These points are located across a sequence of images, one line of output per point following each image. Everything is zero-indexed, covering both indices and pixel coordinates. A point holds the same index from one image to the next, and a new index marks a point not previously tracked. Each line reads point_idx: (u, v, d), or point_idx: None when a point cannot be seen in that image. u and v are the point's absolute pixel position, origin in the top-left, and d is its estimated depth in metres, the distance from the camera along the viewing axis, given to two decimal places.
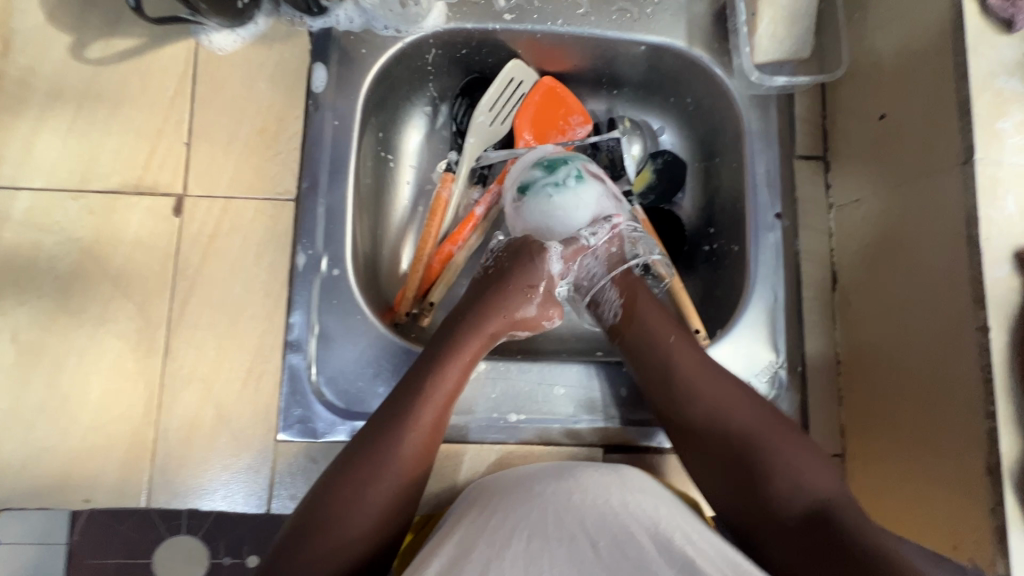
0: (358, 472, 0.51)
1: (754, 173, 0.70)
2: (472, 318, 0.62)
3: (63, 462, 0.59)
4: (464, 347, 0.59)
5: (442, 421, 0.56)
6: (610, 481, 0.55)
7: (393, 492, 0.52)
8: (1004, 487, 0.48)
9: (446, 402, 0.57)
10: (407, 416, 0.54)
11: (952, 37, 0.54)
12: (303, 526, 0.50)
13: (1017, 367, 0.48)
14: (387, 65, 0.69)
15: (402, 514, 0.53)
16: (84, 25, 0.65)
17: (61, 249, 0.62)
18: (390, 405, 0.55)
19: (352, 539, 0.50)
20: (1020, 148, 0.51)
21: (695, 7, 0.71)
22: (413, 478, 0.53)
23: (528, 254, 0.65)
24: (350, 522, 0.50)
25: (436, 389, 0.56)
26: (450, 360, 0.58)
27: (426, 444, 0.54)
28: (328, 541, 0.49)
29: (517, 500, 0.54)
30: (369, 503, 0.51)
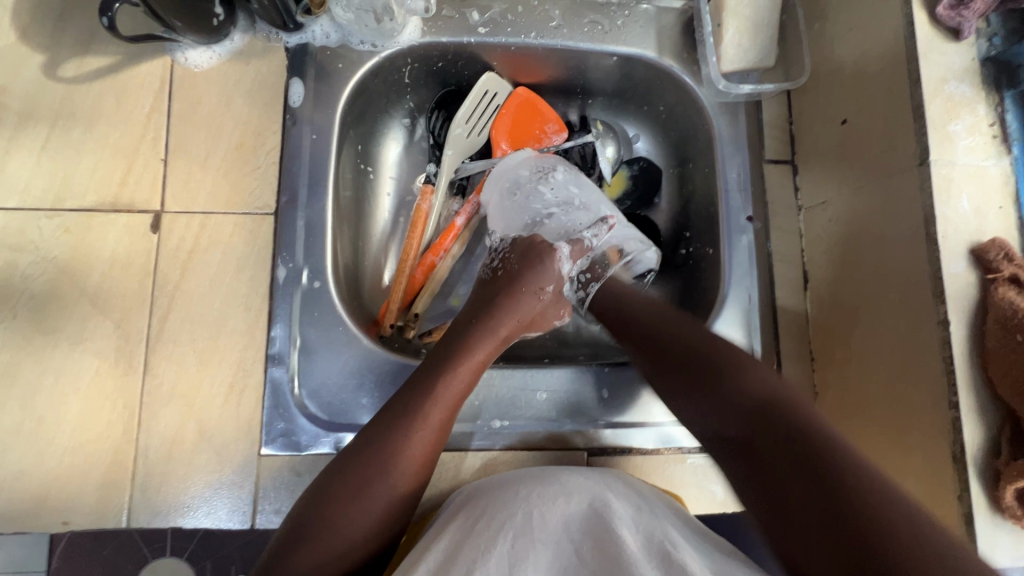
0: (350, 484, 0.51)
1: (725, 177, 0.72)
2: (479, 320, 0.61)
3: (40, 484, 0.58)
4: (472, 351, 0.59)
5: (446, 426, 0.56)
6: (590, 483, 0.56)
7: (390, 504, 0.52)
8: (969, 474, 0.49)
9: (450, 410, 0.56)
10: (408, 424, 0.53)
11: (905, 45, 0.56)
12: (287, 535, 0.50)
13: (977, 358, 0.50)
14: (364, 78, 0.70)
15: (396, 524, 0.53)
16: (57, 44, 0.65)
17: (35, 268, 0.61)
18: (390, 413, 0.54)
19: (340, 552, 0.50)
20: (971, 149, 0.54)
21: (664, 18, 0.73)
22: (409, 490, 0.53)
23: (529, 245, 0.66)
24: (342, 533, 0.50)
25: (439, 397, 0.55)
26: (458, 363, 0.57)
27: (429, 450, 0.54)
28: (313, 556, 0.49)
29: (500, 503, 0.54)
30: (362, 514, 0.51)
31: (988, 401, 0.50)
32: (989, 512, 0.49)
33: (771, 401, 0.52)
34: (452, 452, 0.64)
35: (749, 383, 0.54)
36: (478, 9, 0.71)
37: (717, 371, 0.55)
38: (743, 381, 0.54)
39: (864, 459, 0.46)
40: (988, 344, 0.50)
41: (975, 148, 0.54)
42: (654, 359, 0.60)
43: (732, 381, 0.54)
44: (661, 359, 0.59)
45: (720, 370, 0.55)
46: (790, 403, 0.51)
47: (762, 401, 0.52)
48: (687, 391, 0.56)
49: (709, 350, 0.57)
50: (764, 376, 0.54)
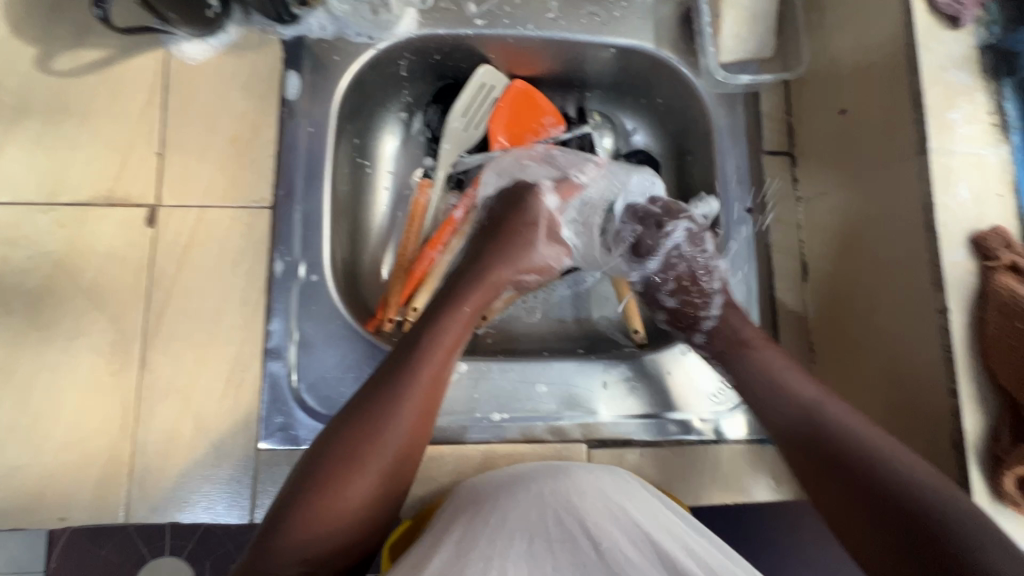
0: (362, 426, 0.52)
1: (724, 169, 0.72)
2: (476, 268, 0.65)
3: (37, 481, 0.57)
4: (469, 294, 0.62)
5: (442, 377, 0.57)
6: (601, 480, 0.56)
7: (402, 442, 0.53)
8: (970, 462, 0.49)
9: (455, 350, 0.59)
10: (414, 361, 0.56)
11: (903, 34, 0.56)
12: (298, 489, 0.50)
13: (977, 345, 0.50)
14: (361, 71, 0.69)
15: (409, 466, 0.54)
16: (50, 37, 0.65)
17: (30, 263, 0.61)
18: (395, 355, 0.57)
19: (358, 491, 0.51)
20: (970, 137, 0.54)
21: (661, 9, 0.73)
22: (419, 428, 0.55)
23: (519, 197, 0.71)
24: (359, 471, 0.51)
25: (443, 336, 0.58)
26: (447, 315, 0.60)
27: (436, 388, 0.56)
28: (330, 499, 0.50)
29: (509, 501, 0.55)
30: (376, 452, 0.52)
31: (988, 388, 0.50)
32: (989, 499, 0.49)
33: (877, 458, 0.51)
34: (453, 446, 0.63)
35: (855, 436, 0.54)
36: (475, 1, 0.71)
37: (820, 426, 0.56)
38: (834, 432, 0.55)
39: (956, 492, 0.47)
40: (987, 332, 0.50)
41: (974, 136, 0.54)
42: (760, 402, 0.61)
43: (833, 429, 0.55)
44: (764, 403, 0.60)
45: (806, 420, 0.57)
46: (846, 435, 0.54)
47: (870, 463, 0.51)
48: (795, 442, 0.57)
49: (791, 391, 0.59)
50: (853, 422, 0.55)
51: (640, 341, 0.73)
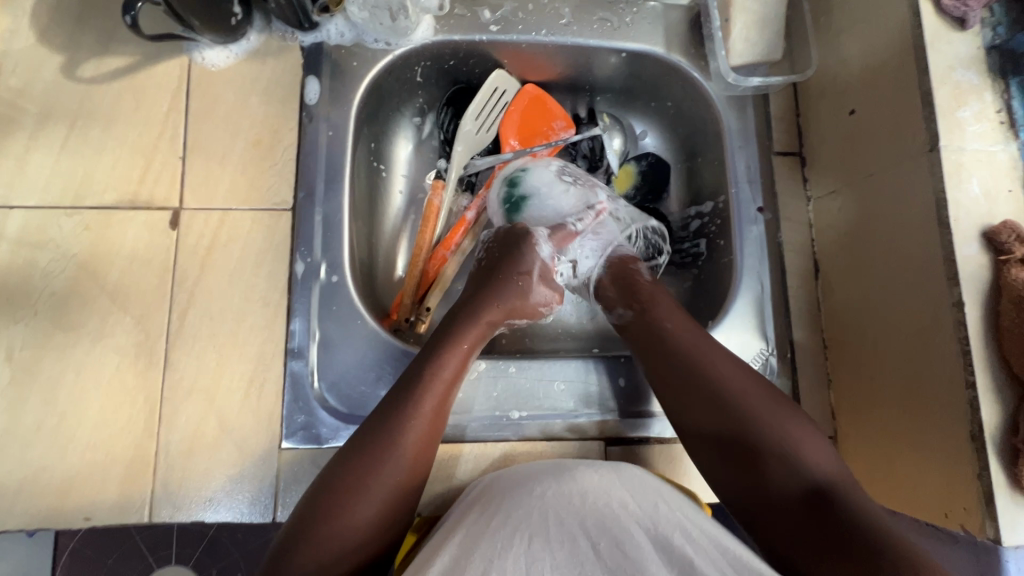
0: (352, 472, 0.52)
1: (734, 169, 0.73)
2: (466, 311, 0.63)
3: (61, 481, 0.58)
4: (463, 336, 0.60)
5: (440, 411, 0.57)
6: (608, 480, 0.56)
7: (390, 490, 0.53)
8: (988, 454, 0.50)
9: (447, 397, 0.57)
10: (402, 410, 0.55)
11: (912, 35, 0.58)
12: (297, 524, 0.51)
13: (993, 337, 0.51)
14: (378, 77, 0.71)
15: (399, 517, 0.53)
16: (76, 45, 0.66)
17: (56, 265, 0.62)
18: (386, 404, 0.56)
19: (347, 543, 0.50)
20: (979, 135, 0.55)
21: (671, 14, 0.74)
22: (410, 479, 0.54)
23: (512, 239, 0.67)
24: (348, 521, 0.50)
25: (433, 384, 0.57)
26: (445, 353, 0.59)
27: (426, 437, 0.55)
28: (322, 544, 0.49)
29: (516, 499, 0.55)
30: (364, 501, 0.51)
31: (1005, 380, 0.51)
32: (1010, 491, 0.49)
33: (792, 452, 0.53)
34: (473, 442, 0.64)
35: (779, 425, 0.55)
36: (489, 8, 0.73)
37: (743, 406, 0.56)
38: (773, 427, 0.54)
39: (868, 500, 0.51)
40: (1002, 324, 0.50)
41: (983, 134, 0.55)
42: (689, 389, 0.57)
43: (758, 422, 0.55)
44: (687, 383, 0.58)
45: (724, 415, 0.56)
46: (771, 423, 0.55)
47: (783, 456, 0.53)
48: (714, 422, 0.56)
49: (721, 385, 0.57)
50: (787, 421, 0.55)
51: None
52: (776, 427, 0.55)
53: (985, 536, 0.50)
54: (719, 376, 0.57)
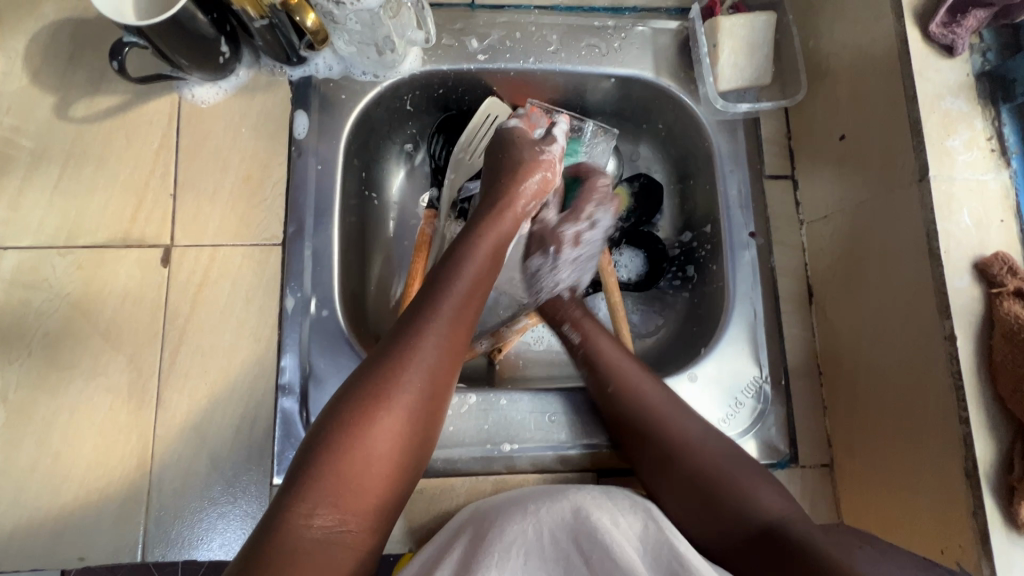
0: (377, 392, 0.50)
1: (726, 194, 0.72)
2: (483, 214, 0.64)
3: (55, 521, 0.58)
4: (462, 273, 0.58)
5: (450, 352, 0.54)
6: (599, 501, 0.55)
7: (411, 419, 0.51)
8: (982, 491, 0.49)
9: (467, 310, 0.57)
10: (421, 322, 0.54)
11: (899, 63, 0.57)
12: (314, 457, 0.48)
13: (986, 371, 0.50)
14: (367, 108, 0.71)
15: (427, 437, 0.53)
16: (68, 85, 0.67)
17: (49, 305, 0.62)
18: (403, 323, 0.55)
19: (380, 464, 0.49)
20: (970, 163, 0.54)
21: (660, 39, 0.74)
22: (418, 421, 0.52)
23: (518, 143, 0.70)
24: (379, 438, 0.49)
25: (449, 296, 0.56)
26: (445, 294, 0.56)
27: (431, 380, 0.53)
28: (354, 470, 0.48)
29: (511, 518, 0.55)
30: (393, 419, 0.50)
31: (998, 415, 0.50)
32: (1006, 530, 0.48)
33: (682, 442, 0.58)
34: (464, 477, 0.64)
35: (667, 424, 0.59)
36: (476, 37, 0.73)
37: (640, 402, 0.61)
38: (661, 422, 0.60)
39: (746, 461, 0.58)
40: (995, 358, 0.50)
41: (974, 162, 0.54)
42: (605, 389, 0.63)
43: (652, 418, 0.60)
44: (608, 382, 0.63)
45: (642, 431, 0.60)
46: (662, 422, 0.60)
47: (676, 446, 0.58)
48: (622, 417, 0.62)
49: (642, 404, 0.61)
50: (671, 416, 0.60)
51: None
52: (672, 417, 0.60)
53: None
54: (620, 375, 0.63)
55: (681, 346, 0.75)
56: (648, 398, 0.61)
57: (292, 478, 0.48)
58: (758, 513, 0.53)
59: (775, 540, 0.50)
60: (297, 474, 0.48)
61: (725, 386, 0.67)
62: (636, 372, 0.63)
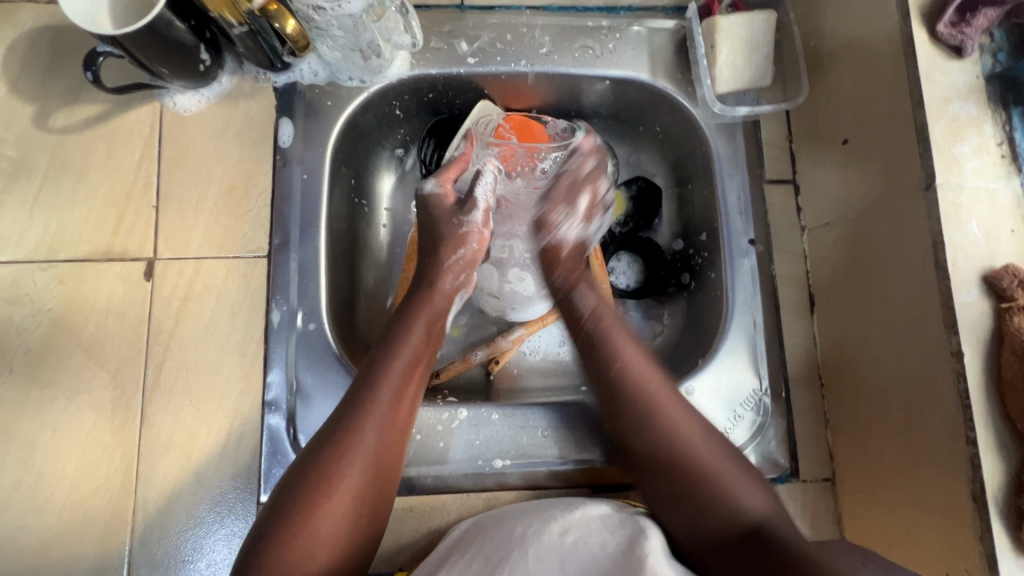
0: (317, 480, 0.50)
1: (725, 200, 0.70)
2: (419, 294, 0.63)
3: (40, 541, 0.58)
4: (398, 353, 0.58)
5: (391, 434, 0.54)
6: (592, 524, 0.53)
7: (356, 499, 0.51)
8: (990, 514, 0.47)
9: (408, 386, 0.57)
10: (361, 403, 0.54)
11: (905, 64, 0.54)
12: (257, 551, 0.48)
13: (994, 389, 0.48)
14: (354, 115, 0.68)
15: (378, 513, 0.53)
16: (47, 94, 0.65)
17: (31, 321, 0.61)
18: (341, 409, 0.55)
19: (326, 553, 0.49)
20: (979, 171, 0.52)
21: (656, 38, 0.71)
22: (364, 501, 0.52)
23: (437, 217, 0.66)
24: (322, 525, 0.49)
25: (389, 377, 0.56)
26: (383, 377, 0.56)
27: (373, 462, 0.53)
28: (299, 560, 0.48)
29: (499, 542, 0.53)
30: (337, 505, 0.50)
31: (1008, 435, 0.48)
32: (1015, 554, 0.46)
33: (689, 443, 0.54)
34: (455, 493, 0.63)
35: (670, 423, 0.55)
36: (466, 40, 0.70)
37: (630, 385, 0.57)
38: (650, 410, 0.56)
39: (739, 472, 0.53)
40: (1004, 376, 0.48)
41: (983, 170, 0.52)
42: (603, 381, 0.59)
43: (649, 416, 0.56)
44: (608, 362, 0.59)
45: (619, 372, 0.58)
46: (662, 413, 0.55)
47: (683, 446, 0.54)
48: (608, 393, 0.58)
49: (631, 377, 0.58)
50: (665, 403, 0.56)
51: None
52: (676, 415, 0.56)
53: None
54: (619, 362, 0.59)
55: (679, 356, 0.72)
56: (644, 374, 0.58)
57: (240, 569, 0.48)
58: (745, 512, 0.50)
59: (757, 541, 0.48)
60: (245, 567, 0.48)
61: (725, 398, 0.65)
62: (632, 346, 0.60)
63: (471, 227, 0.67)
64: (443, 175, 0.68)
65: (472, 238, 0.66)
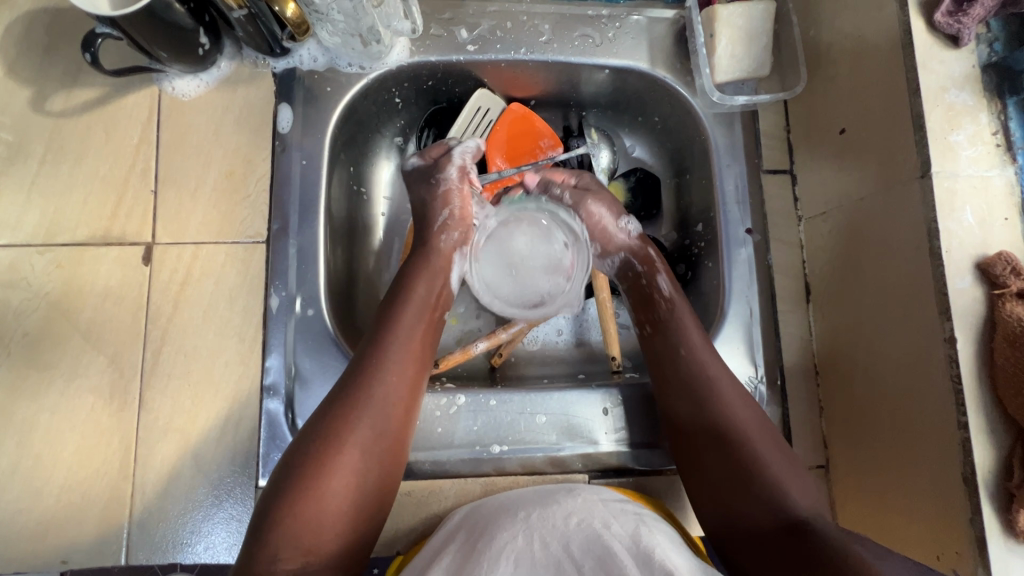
0: (327, 437, 0.52)
1: (722, 190, 0.70)
2: (417, 258, 0.64)
3: (38, 523, 0.58)
4: (404, 317, 0.60)
5: (399, 393, 0.56)
6: (593, 505, 0.55)
7: (367, 456, 0.53)
8: (980, 497, 0.48)
9: (413, 346, 0.59)
10: (369, 366, 0.56)
11: (902, 53, 0.55)
12: (269, 506, 0.49)
13: (986, 374, 0.49)
14: (353, 101, 0.68)
15: (390, 469, 0.55)
16: (44, 77, 0.65)
17: (28, 304, 0.61)
18: (345, 378, 0.56)
19: (336, 509, 0.50)
20: (974, 159, 0.52)
21: (656, 28, 0.71)
22: (374, 459, 0.53)
23: (416, 184, 0.68)
24: (333, 482, 0.51)
25: (395, 339, 0.58)
26: (389, 340, 0.58)
27: (383, 420, 0.54)
28: (311, 511, 0.49)
29: (499, 525, 0.54)
30: (347, 458, 0.52)
31: (998, 420, 0.49)
32: (1004, 536, 0.47)
33: (741, 429, 0.57)
34: (453, 477, 0.63)
35: (723, 408, 0.58)
36: (466, 27, 0.70)
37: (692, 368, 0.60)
38: (705, 387, 0.59)
39: (793, 467, 0.55)
40: (996, 362, 0.48)
41: (978, 158, 0.52)
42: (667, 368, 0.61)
43: (704, 398, 0.59)
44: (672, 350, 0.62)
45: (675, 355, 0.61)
46: (717, 398, 0.58)
47: (731, 431, 0.57)
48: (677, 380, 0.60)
49: (693, 353, 0.61)
50: (725, 389, 0.59)
51: (617, 368, 0.71)
52: (733, 403, 0.58)
53: None
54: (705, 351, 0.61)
55: None
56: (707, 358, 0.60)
57: (253, 532, 0.49)
58: (791, 509, 0.52)
59: (805, 538, 0.49)
60: (259, 523, 0.49)
61: None
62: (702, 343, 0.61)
63: (449, 186, 0.67)
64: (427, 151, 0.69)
65: (455, 198, 0.67)
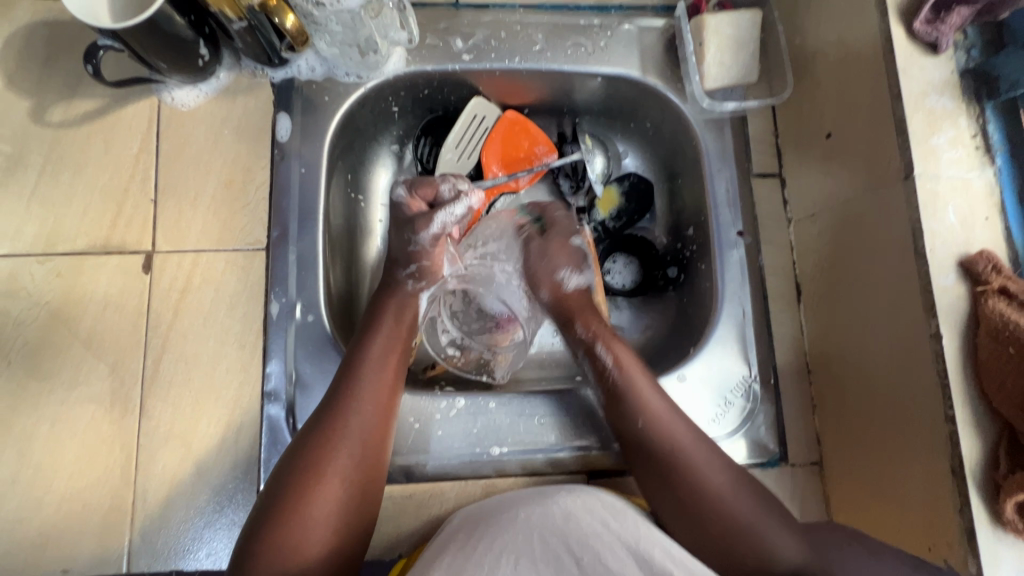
0: (306, 469, 0.53)
1: (714, 193, 0.72)
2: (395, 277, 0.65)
3: (39, 533, 0.58)
4: (374, 347, 0.60)
5: (374, 422, 0.57)
6: (591, 502, 0.55)
7: (347, 484, 0.53)
8: (969, 489, 0.49)
9: (386, 372, 0.59)
10: (344, 394, 0.57)
11: (884, 60, 0.57)
12: (252, 542, 0.50)
13: (972, 368, 0.51)
14: (351, 110, 0.69)
15: (372, 496, 0.55)
16: (44, 89, 0.66)
17: (29, 313, 0.61)
18: (323, 407, 0.57)
19: (321, 533, 0.51)
20: (954, 161, 0.54)
21: (646, 36, 0.73)
22: (355, 485, 0.54)
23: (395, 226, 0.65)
24: (313, 510, 0.51)
25: (368, 367, 0.58)
26: (362, 368, 0.58)
27: (360, 447, 0.55)
28: (294, 544, 0.50)
29: (499, 525, 0.54)
30: (328, 490, 0.52)
31: (983, 412, 0.50)
32: (991, 526, 0.49)
33: (691, 457, 0.58)
34: (454, 480, 0.64)
35: (671, 435, 0.59)
36: (461, 37, 0.72)
37: (637, 406, 0.60)
38: (652, 417, 0.59)
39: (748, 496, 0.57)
40: (980, 356, 0.50)
41: (959, 160, 0.54)
42: (616, 417, 0.61)
43: (651, 429, 0.59)
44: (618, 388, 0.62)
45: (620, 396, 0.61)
46: (664, 426, 0.59)
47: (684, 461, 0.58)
48: (626, 424, 0.60)
49: (635, 388, 0.61)
50: (664, 413, 0.60)
51: None
52: (677, 430, 0.59)
53: (968, 571, 0.49)
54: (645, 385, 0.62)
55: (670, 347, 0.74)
56: (641, 386, 0.61)
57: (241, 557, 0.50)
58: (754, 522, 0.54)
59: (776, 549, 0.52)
60: (245, 552, 0.50)
61: (716, 385, 0.67)
62: (640, 377, 0.62)
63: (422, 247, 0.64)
64: (413, 188, 0.64)
65: (424, 257, 0.65)
